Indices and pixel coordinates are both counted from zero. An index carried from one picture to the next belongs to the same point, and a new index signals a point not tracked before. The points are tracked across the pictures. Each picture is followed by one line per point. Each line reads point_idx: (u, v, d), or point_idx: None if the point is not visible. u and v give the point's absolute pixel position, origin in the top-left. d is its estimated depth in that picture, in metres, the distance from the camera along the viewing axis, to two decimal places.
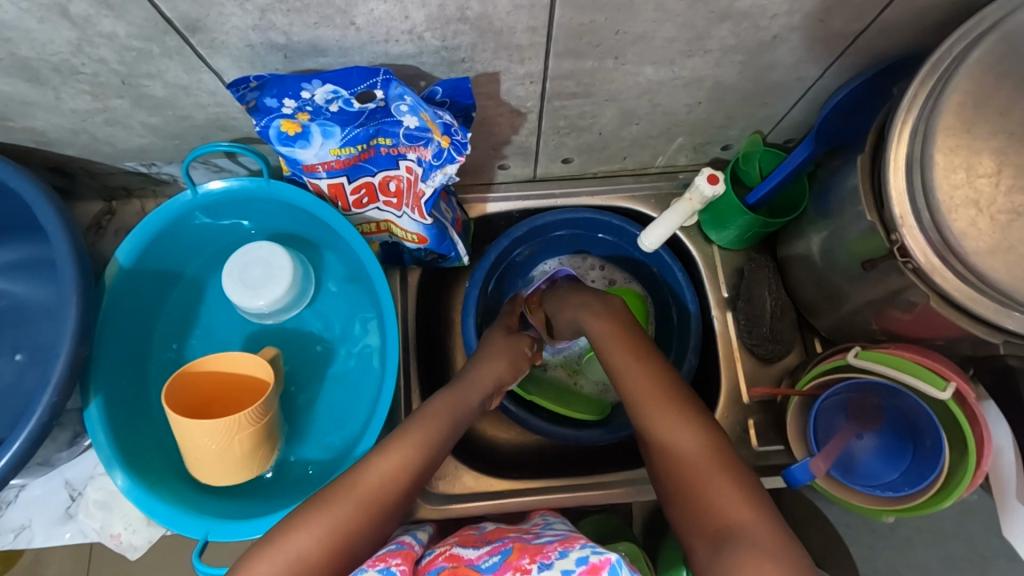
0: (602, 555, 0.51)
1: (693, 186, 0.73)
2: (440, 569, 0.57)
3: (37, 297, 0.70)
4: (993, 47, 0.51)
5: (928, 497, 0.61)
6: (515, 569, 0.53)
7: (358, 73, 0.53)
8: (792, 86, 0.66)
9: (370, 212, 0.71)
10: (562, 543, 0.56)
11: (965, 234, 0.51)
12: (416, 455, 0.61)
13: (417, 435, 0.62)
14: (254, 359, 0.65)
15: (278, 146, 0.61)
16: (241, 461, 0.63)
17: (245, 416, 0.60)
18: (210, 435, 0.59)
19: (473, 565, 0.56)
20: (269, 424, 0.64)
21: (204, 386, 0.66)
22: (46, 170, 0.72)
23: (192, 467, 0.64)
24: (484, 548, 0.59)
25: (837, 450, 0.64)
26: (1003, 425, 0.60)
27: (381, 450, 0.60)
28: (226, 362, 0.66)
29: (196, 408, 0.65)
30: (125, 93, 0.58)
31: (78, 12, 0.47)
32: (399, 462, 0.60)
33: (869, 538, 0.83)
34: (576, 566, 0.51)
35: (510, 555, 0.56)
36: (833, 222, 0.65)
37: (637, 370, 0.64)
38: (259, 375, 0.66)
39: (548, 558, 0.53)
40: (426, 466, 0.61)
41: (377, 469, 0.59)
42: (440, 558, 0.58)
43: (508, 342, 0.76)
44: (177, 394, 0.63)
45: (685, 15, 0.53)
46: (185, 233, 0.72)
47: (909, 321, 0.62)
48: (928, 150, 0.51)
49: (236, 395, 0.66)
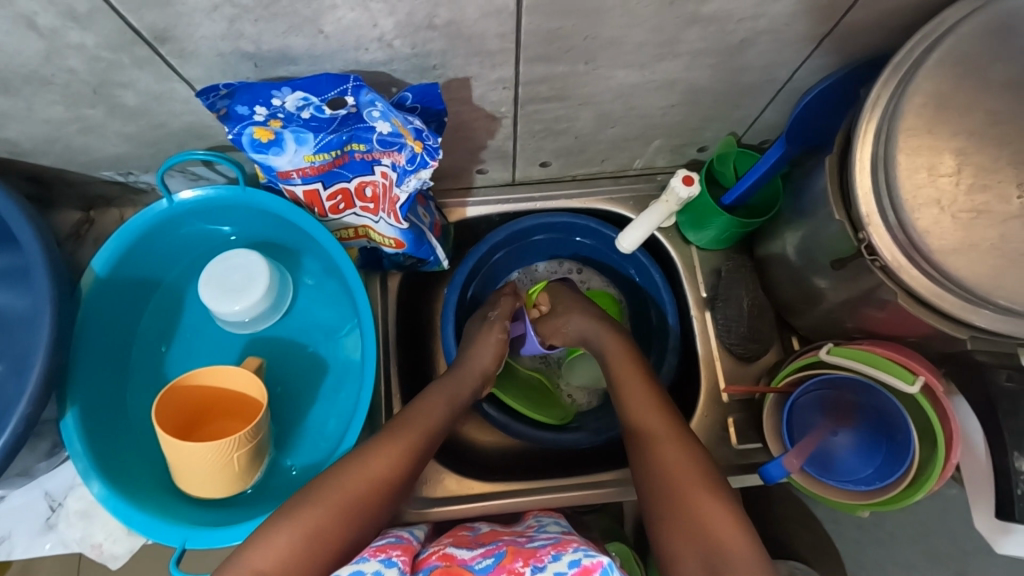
0: (595, 558, 0.52)
1: (669, 188, 0.74)
2: (433, 566, 0.56)
3: (14, 308, 0.70)
4: (949, 51, 0.52)
5: (901, 490, 0.62)
6: (509, 572, 0.54)
7: (328, 80, 0.54)
8: (764, 88, 0.67)
9: (347, 218, 0.71)
10: (555, 547, 0.57)
11: (929, 232, 0.51)
12: (420, 437, 0.64)
13: (421, 421, 0.66)
14: (245, 375, 0.65)
15: (252, 154, 0.60)
16: (236, 475, 0.63)
17: (242, 434, 0.60)
18: (209, 449, 0.59)
19: (467, 565, 0.56)
20: (263, 441, 0.64)
21: (195, 395, 0.66)
22: (23, 180, 0.72)
23: (179, 478, 0.64)
24: (478, 550, 0.59)
25: (812, 446, 0.64)
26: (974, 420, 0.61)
27: (387, 437, 0.63)
28: (222, 375, 0.65)
29: (184, 419, 0.65)
30: (98, 103, 0.59)
31: (45, 24, 0.47)
32: (404, 446, 0.63)
33: (856, 534, 0.83)
34: (569, 568, 0.52)
35: (505, 558, 0.56)
36: (807, 222, 0.66)
37: (650, 408, 0.66)
38: (253, 394, 0.65)
39: (541, 560, 0.54)
40: (428, 449, 0.65)
41: (385, 453, 0.61)
42: (433, 556, 0.58)
43: (485, 330, 0.76)
44: (168, 404, 0.63)
45: (653, 20, 0.54)
46: (161, 242, 0.72)
47: (883, 319, 0.63)
48: (891, 151, 0.52)
49: (230, 409, 0.67)
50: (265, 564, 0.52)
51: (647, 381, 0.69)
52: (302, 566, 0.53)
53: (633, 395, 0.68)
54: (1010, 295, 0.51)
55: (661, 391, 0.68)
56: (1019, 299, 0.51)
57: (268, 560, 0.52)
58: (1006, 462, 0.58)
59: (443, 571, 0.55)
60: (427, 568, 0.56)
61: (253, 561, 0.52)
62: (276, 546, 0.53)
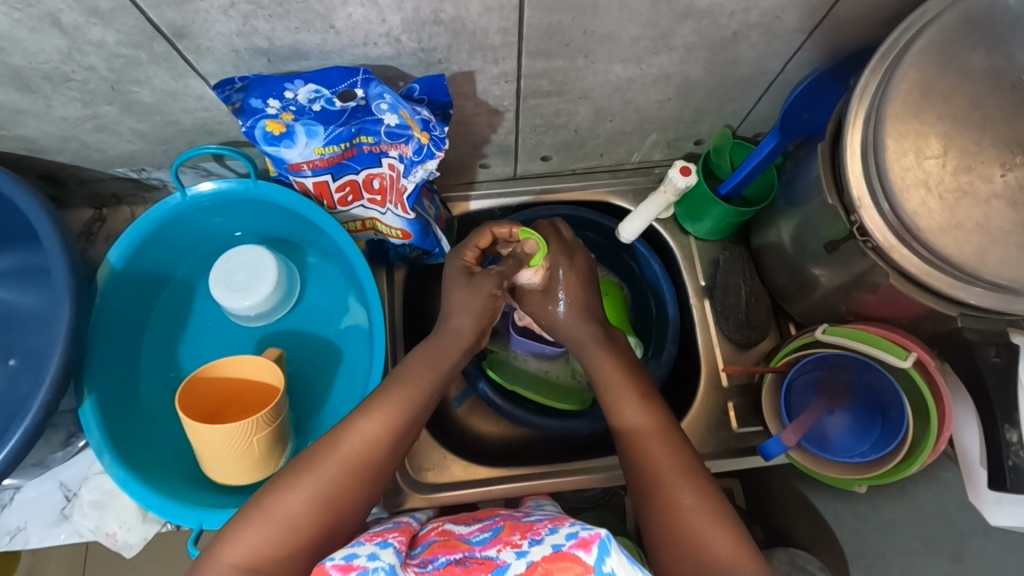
0: (594, 530, 0.49)
1: (666, 178, 0.76)
2: (431, 541, 0.58)
3: (30, 303, 0.72)
4: (933, 40, 0.54)
5: (893, 464, 0.65)
6: (505, 543, 0.53)
7: (338, 74, 0.56)
8: (757, 80, 0.70)
9: (355, 210, 0.74)
10: (552, 522, 0.56)
11: (917, 213, 0.53)
12: (400, 413, 0.61)
13: (400, 393, 0.62)
14: (264, 365, 0.66)
15: (264, 146, 0.63)
16: (257, 461, 0.65)
17: (260, 418, 0.61)
18: (229, 436, 0.61)
19: (463, 537, 0.57)
20: (283, 426, 0.66)
21: (209, 390, 0.67)
22: (37, 177, 0.74)
23: (208, 468, 0.66)
24: (475, 525, 0.60)
25: (808, 423, 0.67)
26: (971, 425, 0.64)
27: (364, 415, 0.60)
28: (242, 366, 0.67)
29: (207, 409, 0.67)
30: (114, 100, 0.61)
31: (69, 21, 0.49)
32: (382, 424, 0.60)
33: (856, 523, 0.79)
34: (567, 540, 0.49)
35: (502, 532, 0.57)
36: (801, 210, 0.68)
37: (638, 411, 0.65)
38: (270, 382, 0.67)
39: (538, 534, 0.53)
40: (410, 424, 0.61)
41: (360, 435, 0.59)
42: (432, 533, 0.60)
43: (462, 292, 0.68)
44: (189, 397, 0.65)
45: (648, 14, 0.56)
46: (174, 236, 0.75)
47: (876, 302, 0.65)
48: (880, 135, 0.54)
49: (252, 400, 0.68)
50: (239, 559, 0.52)
51: (632, 377, 0.67)
52: (280, 559, 0.53)
53: (613, 389, 0.67)
54: (997, 271, 0.53)
55: (643, 386, 0.67)
56: (1004, 274, 0.53)
57: (241, 555, 0.52)
58: (996, 435, 0.59)
59: (440, 544, 0.57)
60: (426, 542, 0.58)
61: (227, 557, 0.52)
62: (249, 540, 0.53)
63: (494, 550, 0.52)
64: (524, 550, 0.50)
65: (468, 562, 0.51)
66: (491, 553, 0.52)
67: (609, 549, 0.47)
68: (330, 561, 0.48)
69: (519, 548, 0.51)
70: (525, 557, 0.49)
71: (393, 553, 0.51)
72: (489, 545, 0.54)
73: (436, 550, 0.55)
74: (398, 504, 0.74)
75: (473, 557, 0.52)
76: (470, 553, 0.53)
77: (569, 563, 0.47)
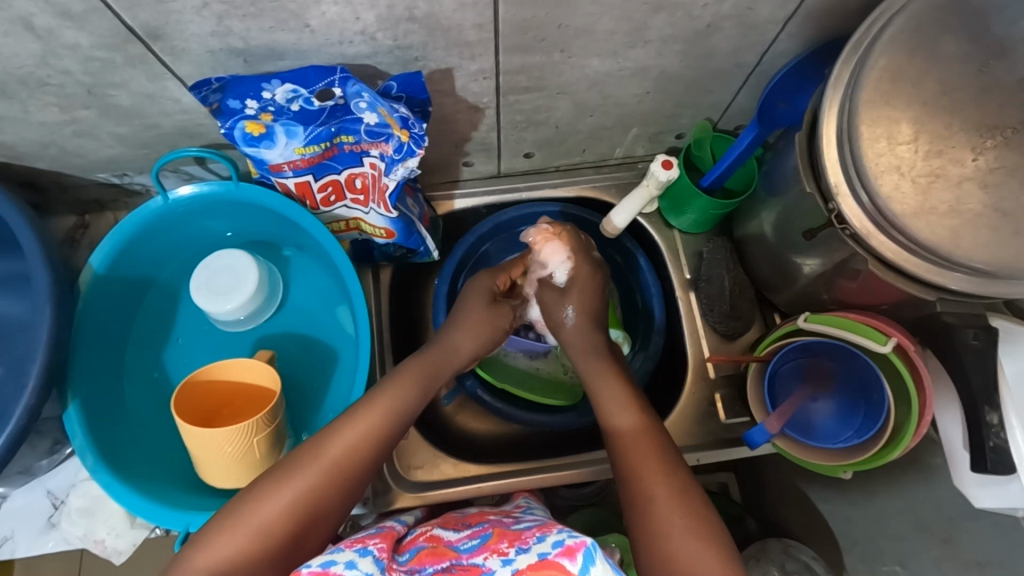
0: (578, 538, 0.49)
1: (648, 173, 0.76)
2: (419, 547, 0.58)
3: (12, 313, 0.71)
4: (903, 26, 0.55)
5: (878, 447, 0.66)
6: (493, 551, 0.53)
7: (315, 72, 0.56)
8: (733, 72, 0.70)
9: (338, 210, 0.74)
10: (540, 529, 0.55)
11: (891, 198, 0.54)
12: (382, 420, 0.60)
13: (385, 404, 0.61)
14: (260, 368, 0.66)
15: (244, 147, 0.63)
16: (254, 464, 0.64)
17: (258, 419, 0.61)
18: (227, 440, 0.61)
19: (451, 545, 0.57)
20: (281, 426, 0.66)
21: (205, 390, 0.67)
22: (18, 185, 0.74)
23: (200, 471, 0.65)
24: (464, 531, 0.60)
25: (790, 411, 0.68)
26: (952, 418, 0.64)
27: (347, 421, 0.59)
28: (234, 369, 0.67)
29: (203, 413, 0.67)
30: (92, 104, 0.61)
31: (41, 24, 0.49)
32: (365, 431, 0.59)
33: (848, 511, 0.80)
34: (553, 548, 0.49)
35: (490, 539, 0.56)
36: (782, 200, 0.69)
37: (625, 412, 0.64)
38: (266, 384, 0.67)
39: (526, 542, 0.52)
40: (391, 434, 0.61)
41: (343, 443, 0.58)
42: (420, 539, 0.59)
43: (490, 313, 0.73)
44: (187, 399, 0.65)
45: (621, 8, 0.56)
46: (158, 240, 0.75)
47: (857, 289, 0.66)
48: (853, 124, 0.55)
49: (248, 401, 0.68)
50: (210, 565, 0.51)
51: (620, 375, 0.68)
52: (249, 567, 0.51)
53: (606, 397, 0.66)
54: (971, 253, 0.53)
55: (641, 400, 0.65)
56: (978, 258, 0.53)
57: (213, 562, 0.51)
58: (977, 417, 0.60)
59: (428, 550, 0.57)
60: (414, 548, 0.58)
61: (196, 563, 0.51)
62: (219, 548, 0.51)
63: (481, 558, 0.53)
64: (510, 559, 0.50)
65: (454, 570, 0.52)
66: (476, 561, 0.52)
67: (594, 558, 0.47)
68: (307, 568, 0.47)
69: (505, 556, 0.51)
70: (511, 564, 0.49)
71: (372, 561, 0.51)
72: (476, 553, 0.54)
73: (423, 558, 0.55)
74: (388, 504, 0.74)
75: (460, 564, 0.53)
76: (457, 561, 0.53)
77: (553, 571, 0.47)
